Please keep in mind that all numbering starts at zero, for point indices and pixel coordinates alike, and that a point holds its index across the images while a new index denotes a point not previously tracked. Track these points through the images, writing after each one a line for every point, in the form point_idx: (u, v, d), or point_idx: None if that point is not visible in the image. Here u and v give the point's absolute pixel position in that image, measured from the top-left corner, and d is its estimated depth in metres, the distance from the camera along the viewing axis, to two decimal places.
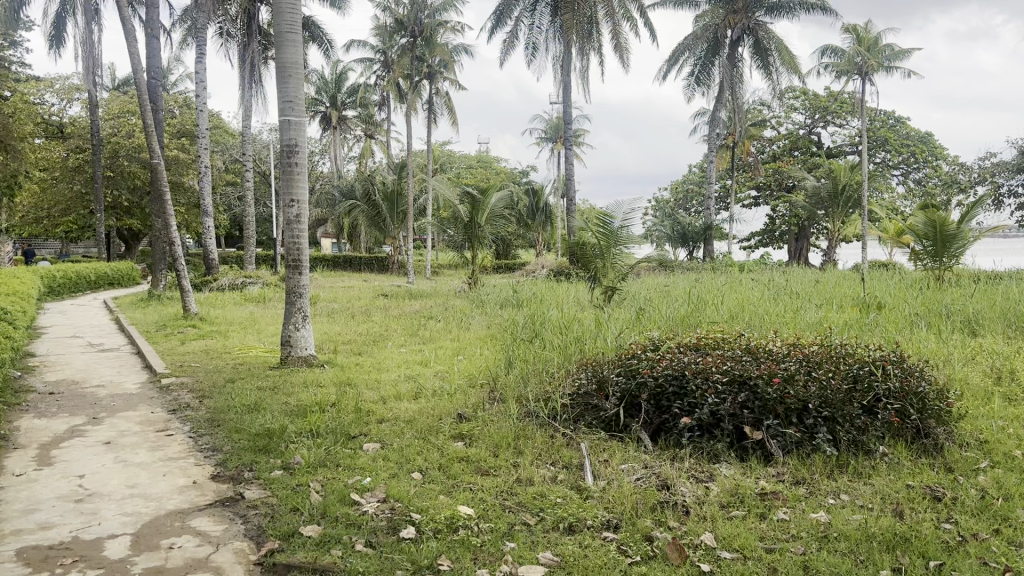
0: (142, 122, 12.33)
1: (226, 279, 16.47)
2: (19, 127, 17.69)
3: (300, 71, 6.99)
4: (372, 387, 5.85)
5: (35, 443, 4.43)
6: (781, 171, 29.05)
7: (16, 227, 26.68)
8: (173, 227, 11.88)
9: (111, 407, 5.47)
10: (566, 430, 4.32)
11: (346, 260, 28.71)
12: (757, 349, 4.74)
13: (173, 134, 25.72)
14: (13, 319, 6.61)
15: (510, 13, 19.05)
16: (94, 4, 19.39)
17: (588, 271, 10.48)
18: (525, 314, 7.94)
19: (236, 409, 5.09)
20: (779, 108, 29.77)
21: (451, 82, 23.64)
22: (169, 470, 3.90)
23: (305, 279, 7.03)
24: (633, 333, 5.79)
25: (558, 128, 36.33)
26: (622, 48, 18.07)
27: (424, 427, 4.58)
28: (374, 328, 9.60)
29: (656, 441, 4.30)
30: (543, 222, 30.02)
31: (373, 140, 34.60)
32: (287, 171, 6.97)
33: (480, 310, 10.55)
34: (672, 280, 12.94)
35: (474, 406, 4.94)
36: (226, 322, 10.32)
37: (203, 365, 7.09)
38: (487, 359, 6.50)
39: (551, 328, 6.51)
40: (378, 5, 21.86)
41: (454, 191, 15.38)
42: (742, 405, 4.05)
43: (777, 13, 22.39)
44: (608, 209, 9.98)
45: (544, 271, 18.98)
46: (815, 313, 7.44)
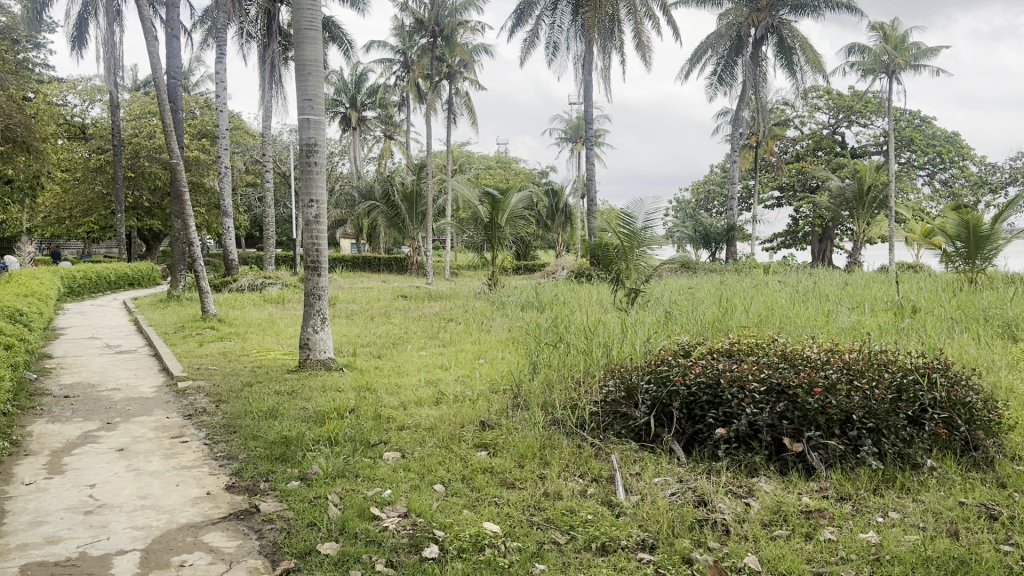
0: (163, 121, 12.27)
1: (246, 279, 16.42)
2: (40, 127, 17.74)
3: (319, 69, 6.86)
4: (392, 392, 5.69)
5: (47, 449, 4.31)
6: (804, 171, 28.68)
7: (39, 227, 26.88)
8: (191, 227, 11.82)
9: (126, 412, 5.35)
10: (595, 440, 4.14)
11: (365, 261, 28.67)
12: (794, 356, 4.54)
13: (194, 135, 25.82)
14: (30, 321, 6.52)
15: (531, 13, 18.89)
16: (116, 5, 19.45)
17: (611, 273, 10.28)
18: (548, 317, 7.75)
19: (252, 415, 4.94)
20: (802, 108, 29.41)
21: (471, 82, 23.52)
22: (183, 479, 3.75)
23: (324, 281, 6.89)
24: (661, 338, 5.59)
25: (578, 129, 36.14)
26: (645, 47, 17.86)
27: (447, 435, 4.41)
28: (394, 330, 9.47)
29: (690, 452, 4.12)
30: (563, 223, 29.88)
31: (392, 140, 34.57)
32: (306, 171, 6.84)
33: (501, 312, 10.39)
34: (696, 282, 12.72)
35: (497, 414, 4.77)
36: (244, 324, 10.22)
37: (222, 369, 6.97)
38: (510, 363, 6.32)
39: (576, 332, 6.32)
40: (398, 5, 21.77)
41: (474, 191, 15.27)
42: (781, 415, 3.87)
43: (801, 12, 22.07)
44: (630, 208, 9.79)
45: (564, 273, 18.81)
46: (849, 317, 7.20)
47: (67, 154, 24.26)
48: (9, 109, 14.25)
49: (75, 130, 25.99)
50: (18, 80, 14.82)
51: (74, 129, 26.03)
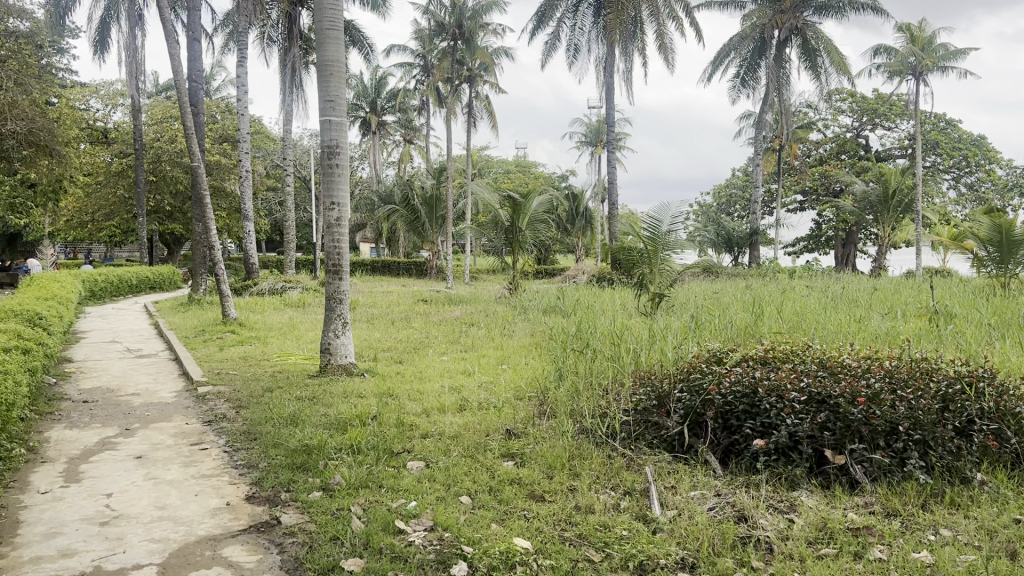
0: (184, 124, 12.25)
1: (266, 283, 16.40)
2: (63, 131, 17.85)
3: (341, 70, 6.77)
4: (415, 399, 5.57)
5: (64, 456, 4.23)
6: (827, 175, 28.35)
7: (62, 231, 27.08)
8: (212, 230, 11.78)
9: (145, 418, 5.25)
10: (626, 450, 4.00)
11: (384, 265, 28.64)
12: (833, 364, 4.37)
13: (214, 139, 25.91)
14: (49, 325, 6.46)
15: (552, 15, 18.76)
16: (138, 9, 19.55)
17: (634, 278, 10.13)
18: (572, 322, 7.60)
19: (273, 422, 4.83)
20: (826, 111, 29.08)
21: (491, 85, 23.44)
22: (202, 489, 3.65)
23: (345, 284, 6.78)
24: (691, 344, 5.43)
25: (598, 132, 36.00)
26: (667, 49, 17.68)
27: (472, 444, 4.28)
28: (415, 335, 9.36)
29: (727, 464, 3.97)
30: (584, 227, 29.72)
31: (412, 144, 34.58)
32: (327, 173, 6.74)
33: (523, 317, 10.25)
34: (720, 286, 12.54)
35: (523, 422, 4.63)
36: (265, 328, 10.15)
37: (242, 373, 6.88)
38: (535, 370, 6.18)
39: (603, 337, 6.17)
40: (419, 9, 21.73)
41: (495, 194, 15.17)
42: (822, 427, 3.72)
43: (825, 13, 21.79)
44: (656, 212, 9.66)
45: (584, 277, 18.67)
46: (882, 323, 6.99)
47: (90, 158, 24.42)
48: (33, 113, 14.31)
49: (98, 134, 26.16)
50: (42, 84, 14.89)
51: (97, 133, 26.21)
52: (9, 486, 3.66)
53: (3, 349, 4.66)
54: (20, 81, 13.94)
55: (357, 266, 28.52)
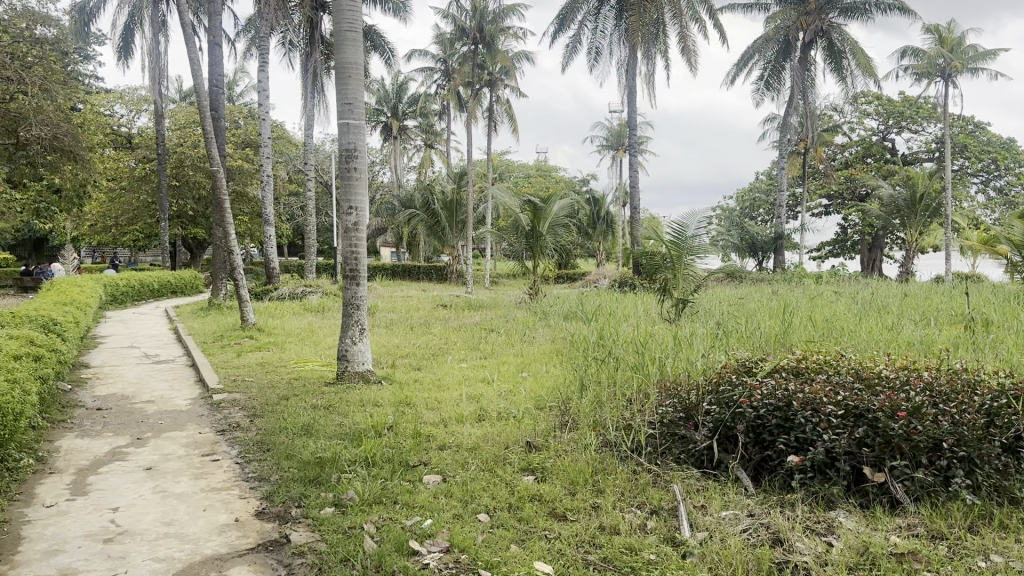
0: (204, 129, 12.20)
1: (287, 288, 16.35)
2: (87, 137, 17.93)
3: (359, 73, 6.65)
4: (432, 408, 5.41)
5: (73, 467, 4.12)
6: (853, 179, 27.95)
7: (86, 235, 27.30)
8: (232, 235, 11.72)
9: (158, 426, 5.15)
10: (653, 466, 3.83)
11: (405, 269, 28.62)
12: (870, 376, 4.17)
13: (237, 145, 25.98)
14: (65, 331, 6.39)
15: (573, 18, 18.60)
16: (161, 15, 19.63)
17: (658, 283, 9.94)
18: (595, 329, 7.42)
19: (288, 432, 4.70)
20: (851, 114, 28.70)
21: (512, 89, 23.33)
22: (210, 504, 3.51)
23: (363, 290, 6.66)
24: (719, 354, 5.23)
25: (620, 136, 35.79)
26: (690, 51, 17.46)
27: (490, 457, 4.12)
28: (434, 341, 9.21)
29: (759, 482, 3.80)
30: (605, 231, 29.51)
31: (433, 149, 34.56)
32: (345, 176, 6.62)
33: (544, 322, 10.08)
34: (746, 292, 12.34)
35: (544, 433, 4.46)
36: (283, 333, 10.06)
37: (258, 380, 6.77)
38: (556, 378, 6.01)
39: (627, 345, 5.98)
40: (440, 13, 21.66)
41: (516, 198, 15.02)
42: (860, 442, 3.52)
43: (851, 14, 21.44)
44: (681, 217, 9.47)
45: (606, 282, 18.49)
46: (915, 331, 6.76)
47: (113, 163, 24.57)
48: (57, 118, 14.36)
49: (122, 139, 26.34)
50: (66, 90, 14.95)
51: (121, 139, 26.39)
52: (15, 499, 3.55)
53: (14, 356, 4.57)
54: (44, 86, 13.98)
55: (377, 270, 28.47)
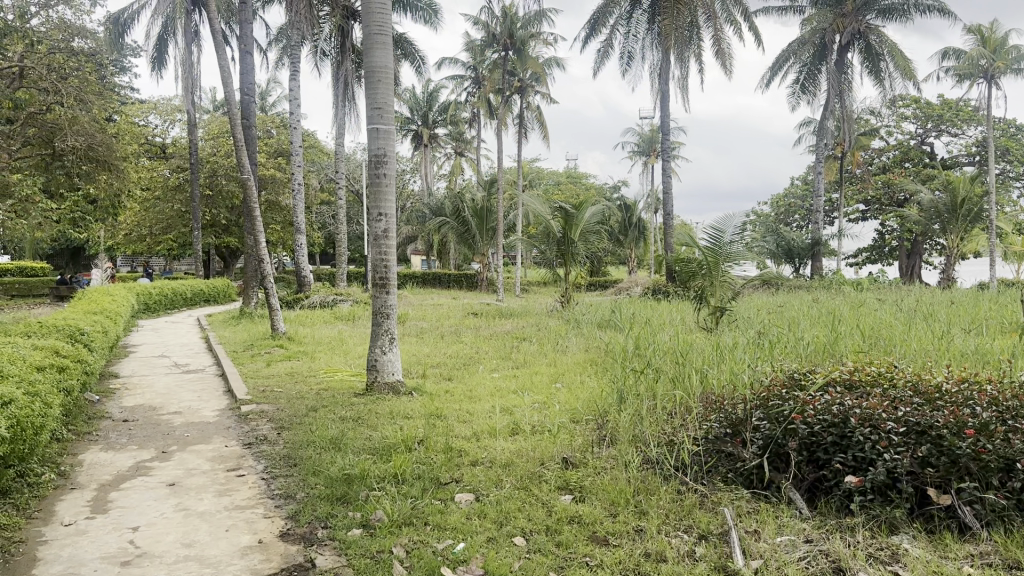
0: (235, 137, 12.16)
1: (317, 296, 16.31)
2: (121, 147, 18.09)
3: (389, 77, 6.51)
4: (464, 421, 5.23)
5: (95, 482, 4.00)
6: (891, 183, 27.37)
7: (121, 245, 27.62)
8: (262, 243, 11.67)
9: (184, 439, 5.03)
10: (700, 486, 3.60)
11: (435, 277, 28.57)
12: (932, 391, 3.90)
13: (270, 154, 26.12)
14: (92, 340, 6.31)
15: (605, 22, 18.39)
16: (194, 25, 19.79)
17: (694, 291, 9.69)
18: (631, 338, 7.20)
19: (315, 446, 4.54)
20: (889, 117, 28.13)
21: (543, 96, 23.18)
22: (234, 523, 3.36)
23: (393, 299, 6.50)
24: (765, 364, 4.98)
25: (651, 142, 35.50)
26: (724, 55, 17.18)
27: (524, 474, 3.92)
28: (464, 350, 9.03)
29: (814, 504, 3.56)
30: (637, 238, 29.20)
31: (463, 156, 34.53)
32: (374, 183, 6.49)
33: (577, 331, 9.85)
34: (784, 299, 12.08)
35: (582, 448, 4.25)
36: (313, 342, 9.95)
37: (287, 390, 6.64)
38: (591, 390, 5.80)
39: (666, 355, 5.75)
40: (470, 20, 21.59)
41: (546, 205, 14.85)
42: (924, 461, 3.27)
43: (890, 16, 20.94)
44: (718, 222, 9.22)
45: (639, 289, 18.24)
46: (968, 339, 6.45)
47: (148, 172, 24.83)
48: (92, 128, 14.47)
49: (156, 149, 26.63)
50: (101, 100, 15.07)
51: (155, 149, 26.69)
52: (33, 517, 3.42)
53: (38, 368, 4.47)
54: (79, 97, 14.09)
55: (407, 278, 28.43)
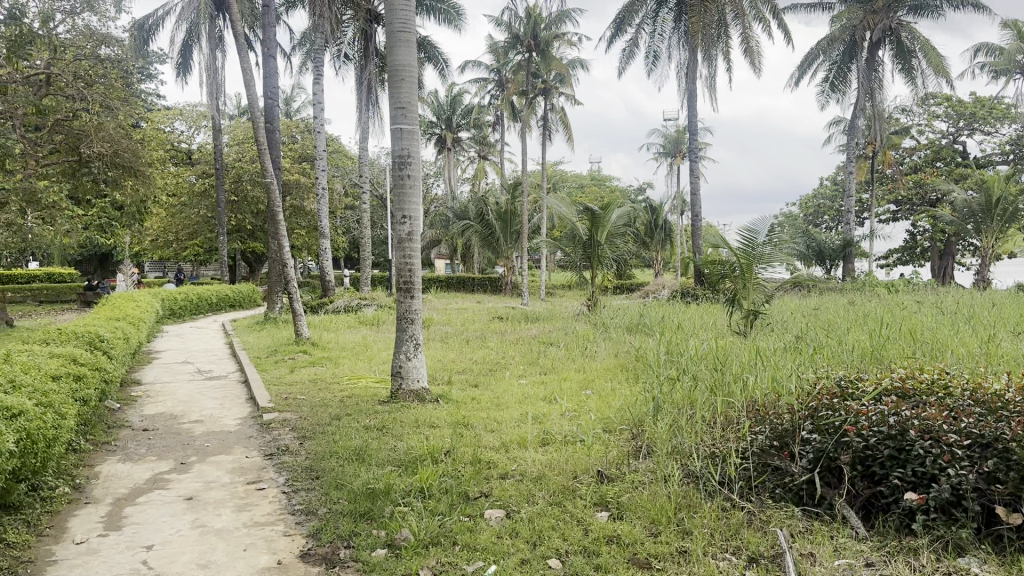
0: (259, 140, 12.05)
1: (342, 301, 16.20)
2: (148, 153, 18.14)
3: (413, 76, 6.35)
4: (492, 430, 5.03)
5: (110, 496, 3.86)
6: (922, 183, 26.84)
7: (148, 251, 27.79)
8: (286, 248, 11.57)
9: (204, 450, 4.88)
10: (746, 504, 3.38)
11: (460, 281, 28.42)
12: (994, 398, 3.62)
13: (295, 159, 26.15)
14: (112, 347, 6.20)
15: (630, 21, 18.14)
16: (218, 31, 19.83)
17: (727, 294, 9.41)
18: (662, 342, 6.96)
19: (338, 458, 4.36)
20: (920, 115, 27.59)
21: (567, 97, 22.97)
22: (253, 542, 3.19)
23: (418, 304, 6.32)
24: (808, 372, 4.74)
25: (677, 143, 35.14)
26: (753, 53, 16.88)
27: (558, 488, 3.70)
28: (491, 355, 8.83)
29: (871, 522, 3.33)
30: (663, 240, 28.87)
31: (486, 160, 34.41)
32: (398, 184, 6.32)
33: (605, 335, 9.61)
34: (819, 301, 11.77)
35: (617, 461, 4.03)
36: (338, 348, 9.81)
37: (311, 398, 6.47)
38: (625, 397, 5.57)
39: (702, 361, 5.51)
40: (494, 22, 21.41)
41: (572, 207, 14.62)
42: (992, 476, 2.99)
43: (921, 12, 20.59)
44: (752, 223, 8.95)
45: (666, 293, 17.96)
46: (1016, 342, 6.15)
47: (174, 178, 24.94)
48: (118, 134, 14.49)
49: (182, 155, 26.76)
50: (127, 107, 15.10)
51: (181, 155, 26.83)
52: (45, 534, 3.28)
53: (54, 377, 4.35)
54: (105, 103, 14.12)
55: (432, 282, 28.31)
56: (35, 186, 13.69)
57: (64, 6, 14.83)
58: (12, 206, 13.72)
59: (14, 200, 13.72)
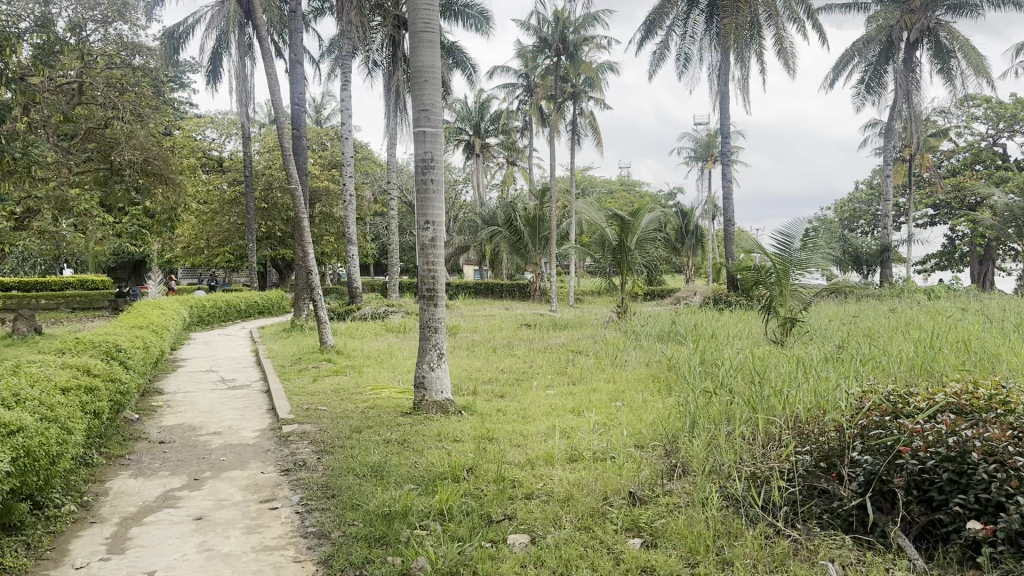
0: (284, 146, 11.92)
1: (369, 308, 16.07)
2: (178, 161, 18.19)
3: (437, 78, 6.16)
4: (518, 445, 4.81)
5: (117, 515, 3.70)
6: (962, 187, 26.17)
7: (180, 257, 27.99)
8: (311, 256, 11.44)
9: (219, 464, 4.72)
10: (792, 533, 3.12)
11: (488, 288, 28.27)
12: None
13: (324, 166, 26.16)
14: (130, 357, 6.08)
15: (661, 23, 17.83)
16: (247, 38, 19.87)
17: (762, 302, 9.11)
18: (695, 351, 6.70)
19: (356, 475, 4.16)
20: (959, 117, 26.91)
21: (597, 101, 22.72)
22: (259, 569, 2.99)
23: (442, 312, 6.12)
24: (854, 385, 4.45)
25: (708, 147, 34.69)
26: (786, 53, 16.51)
27: (587, 511, 3.46)
28: (518, 364, 8.61)
29: (928, 554, 3.04)
30: (694, 246, 28.45)
31: (515, 166, 34.25)
32: (421, 189, 6.13)
33: (636, 343, 9.33)
34: (857, 309, 11.41)
35: (650, 481, 3.78)
36: (362, 356, 9.64)
37: (332, 409, 6.29)
38: (656, 411, 5.33)
39: (739, 373, 5.24)
40: (522, 26, 21.21)
41: (601, 213, 14.36)
42: None
43: (959, 11, 20.06)
44: (788, 228, 8.65)
45: (698, 299, 17.66)
46: None
47: (204, 186, 25.07)
48: (149, 142, 14.51)
49: (213, 163, 26.90)
50: (158, 115, 15.14)
51: (212, 163, 26.99)
52: (44, 558, 3.12)
53: (64, 389, 4.20)
54: (136, 112, 14.17)
55: (460, 289, 28.21)
56: (67, 195, 13.76)
57: (97, 16, 14.90)
58: (45, 214, 13.78)
59: (47, 208, 13.77)
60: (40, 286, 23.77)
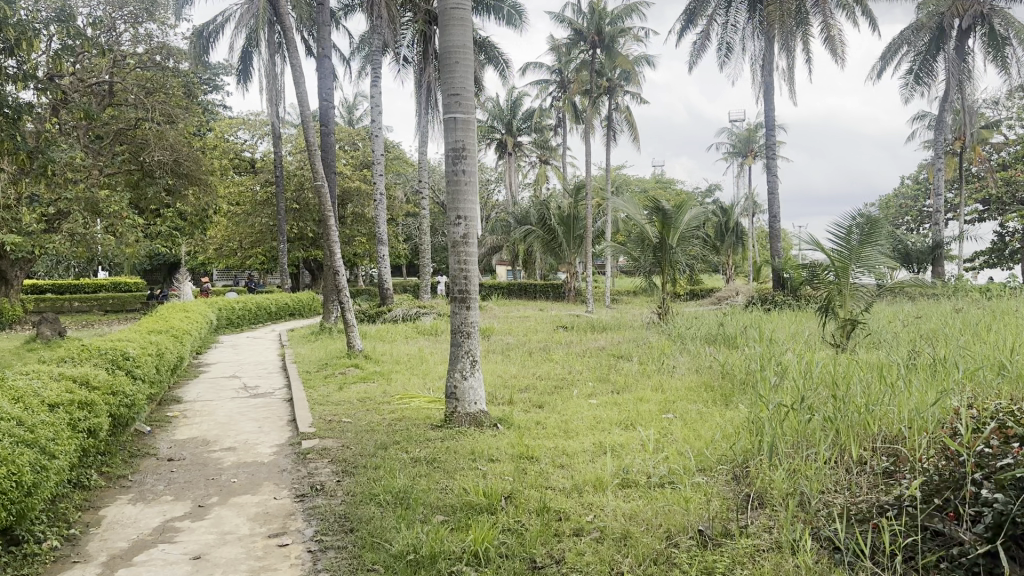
0: (308, 141, 11.41)
1: (400, 309, 15.62)
2: (208, 161, 17.91)
3: (468, 59, 5.63)
4: (562, 465, 4.28)
5: (105, 553, 3.24)
6: (1013, 181, 25.04)
7: (213, 258, 27.84)
8: (338, 256, 10.95)
9: (228, 487, 4.23)
10: None
11: (522, 288, 27.76)
12: None
13: (355, 165, 25.85)
14: (140, 365, 5.64)
15: (703, 12, 17.19)
16: (276, 37, 19.55)
17: (820, 302, 8.42)
18: (753, 359, 6.06)
19: (379, 502, 3.65)
20: (1010, 109, 25.84)
21: (633, 95, 22.09)
22: None
23: (475, 315, 5.59)
24: (955, 400, 3.84)
25: (748, 141, 33.95)
26: (836, 41, 15.73)
27: (649, 556, 2.92)
28: (557, 370, 8.05)
29: None
30: (734, 244, 27.72)
31: (548, 164, 33.73)
32: (453, 181, 5.61)
33: (682, 347, 8.72)
34: (919, 309, 10.72)
35: (722, 515, 3.21)
36: (392, 361, 9.16)
37: (357, 421, 5.80)
38: (719, 425, 4.76)
39: (818, 384, 4.64)
40: (556, 19, 20.62)
41: (640, 210, 13.75)
42: None
43: None
44: (845, 221, 7.96)
45: (740, 299, 16.97)
46: None
47: (237, 188, 24.81)
48: (179, 143, 14.16)
49: (245, 164, 26.73)
50: (189, 115, 14.81)
51: (244, 164, 26.79)
52: None
53: (51, 406, 3.76)
54: (166, 112, 13.84)
55: (493, 289, 27.79)
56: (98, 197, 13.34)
57: (126, 15, 14.57)
58: (76, 216, 13.10)
59: (79, 210, 13.10)
60: (73, 288, 23.75)
